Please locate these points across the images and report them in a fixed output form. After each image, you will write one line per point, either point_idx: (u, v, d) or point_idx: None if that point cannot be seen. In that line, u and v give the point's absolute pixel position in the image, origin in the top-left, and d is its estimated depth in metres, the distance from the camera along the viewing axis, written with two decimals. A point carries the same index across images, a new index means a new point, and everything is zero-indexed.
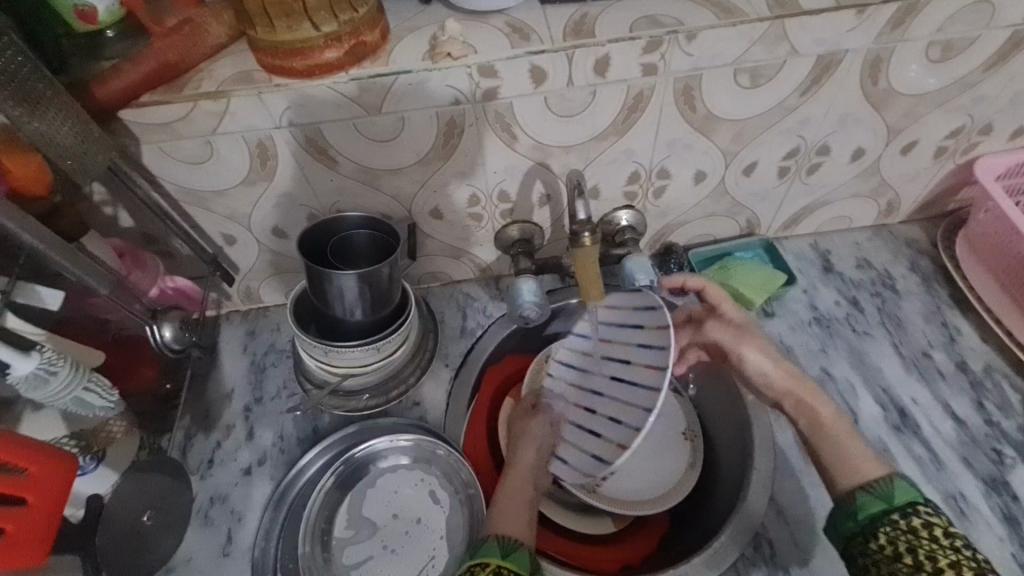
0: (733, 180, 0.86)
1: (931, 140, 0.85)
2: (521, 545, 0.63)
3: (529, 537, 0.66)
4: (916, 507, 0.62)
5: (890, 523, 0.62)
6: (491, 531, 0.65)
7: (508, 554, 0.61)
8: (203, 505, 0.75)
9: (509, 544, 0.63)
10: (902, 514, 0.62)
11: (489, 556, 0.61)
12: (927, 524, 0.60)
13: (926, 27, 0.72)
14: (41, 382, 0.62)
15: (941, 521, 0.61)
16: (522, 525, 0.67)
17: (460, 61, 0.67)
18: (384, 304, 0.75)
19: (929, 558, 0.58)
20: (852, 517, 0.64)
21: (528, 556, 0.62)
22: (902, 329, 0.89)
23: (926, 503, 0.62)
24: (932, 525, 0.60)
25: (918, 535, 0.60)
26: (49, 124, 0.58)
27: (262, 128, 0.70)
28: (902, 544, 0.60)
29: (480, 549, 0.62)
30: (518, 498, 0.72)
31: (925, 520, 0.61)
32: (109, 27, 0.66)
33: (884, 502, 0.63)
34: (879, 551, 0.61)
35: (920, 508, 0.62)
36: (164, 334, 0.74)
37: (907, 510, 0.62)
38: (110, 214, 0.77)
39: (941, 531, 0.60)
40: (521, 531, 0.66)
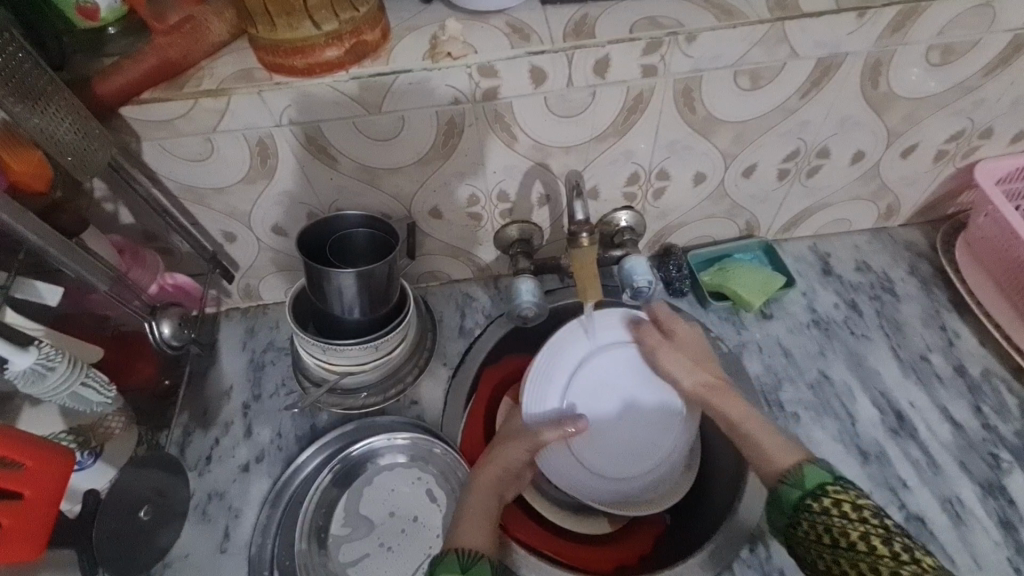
0: (733, 181, 0.86)
1: (931, 143, 0.85)
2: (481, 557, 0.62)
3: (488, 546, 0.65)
4: (827, 488, 0.62)
5: (807, 508, 0.61)
6: (452, 543, 0.64)
7: (466, 568, 0.61)
8: (200, 502, 0.76)
9: (469, 558, 0.62)
10: (815, 497, 0.61)
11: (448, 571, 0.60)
12: (837, 502, 0.60)
13: (927, 30, 0.72)
14: (39, 377, 0.61)
15: (850, 496, 0.61)
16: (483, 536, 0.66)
17: (460, 60, 0.67)
18: (383, 303, 0.75)
19: (842, 533, 0.58)
20: (776, 507, 0.64)
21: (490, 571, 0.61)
22: (900, 332, 0.89)
23: (836, 481, 0.62)
24: (841, 501, 0.60)
25: (831, 515, 0.60)
26: (51, 119, 0.58)
27: (262, 126, 0.70)
28: (818, 525, 0.60)
29: (441, 564, 0.61)
30: (491, 503, 0.70)
31: (836, 498, 0.60)
32: (110, 24, 0.66)
33: (799, 488, 0.63)
34: (801, 535, 0.61)
35: (831, 487, 0.61)
36: (163, 330, 0.75)
37: (819, 491, 0.62)
38: (111, 211, 0.77)
39: (850, 506, 0.60)
40: (480, 542, 0.65)
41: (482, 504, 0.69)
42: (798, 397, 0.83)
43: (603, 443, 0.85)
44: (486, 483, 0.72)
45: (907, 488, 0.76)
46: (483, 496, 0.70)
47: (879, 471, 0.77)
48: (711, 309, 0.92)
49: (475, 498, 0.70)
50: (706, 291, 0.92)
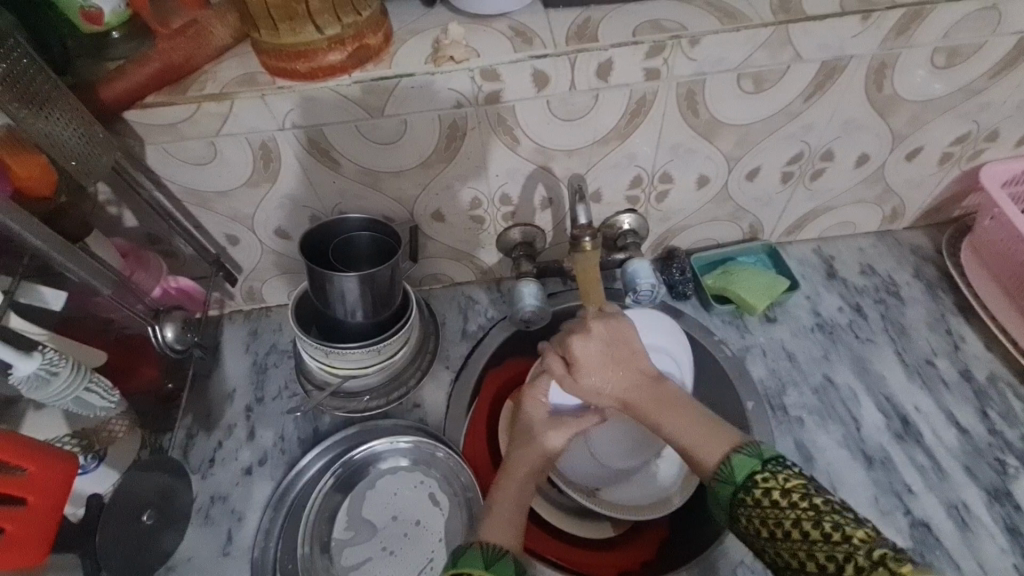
0: (736, 184, 0.86)
1: (937, 146, 0.85)
2: (505, 554, 0.60)
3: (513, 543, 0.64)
4: (756, 478, 0.59)
5: (740, 502, 0.59)
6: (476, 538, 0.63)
7: (491, 565, 0.59)
8: (204, 504, 0.76)
9: (493, 553, 0.60)
10: (745, 490, 0.59)
11: (471, 563, 0.59)
12: (767, 491, 0.57)
13: (931, 34, 0.71)
14: (43, 382, 0.62)
15: (779, 482, 0.58)
16: (505, 534, 0.64)
17: (462, 64, 0.67)
18: (385, 306, 0.75)
19: (776, 524, 0.55)
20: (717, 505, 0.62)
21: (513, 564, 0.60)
22: (905, 337, 0.89)
23: (764, 468, 0.59)
24: (771, 489, 0.57)
25: (763, 505, 0.57)
26: (55, 125, 0.58)
27: (264, 130, 0.70)
28: (754, 519, 0.57)
29: (462, 557, 0.59)
30: (519, 503, 0.69)
31: (764, 487, 0.58)
32: (114, 28, 0.66)
33: (731, 484, 0.60)
34: (744, 531, 0.58)
35: (760, 476, 0.59)
36: (166, 334, 0.74)
37: (749, 483, 0.59)
38: (115, 214, 0.78)
39: (780, 492, 0.57)
40: (504, 539, 0.64)
41: (506, 502, 0.68)
42: (801, 401, 0.83)
43: (609, 429, 0.91)
44: (508, 483, 0.71)
45: (912, 493, 0.76)
46: (506, 494, 0.70)
47: (885, 476, 0.77)
48: (715, 312, 0.91)
49: (501, 502, 0.69)
50: (710, 294, 0.91)
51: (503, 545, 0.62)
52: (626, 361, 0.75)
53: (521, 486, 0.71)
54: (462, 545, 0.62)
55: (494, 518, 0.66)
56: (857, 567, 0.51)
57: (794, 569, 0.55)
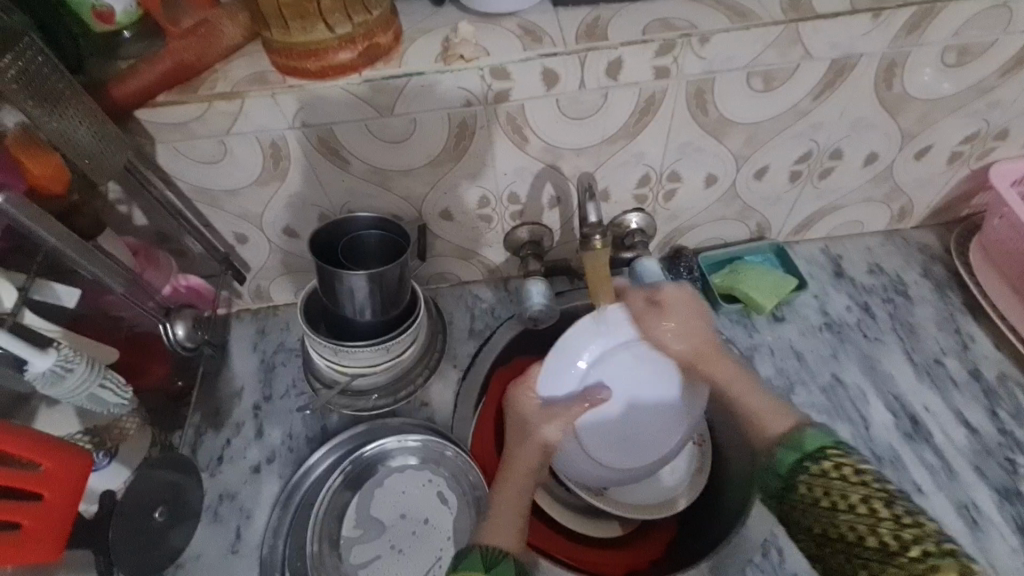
0: (745, 183, 0.86)
1: (946, 144, 0.85)
2: (505, 556, 0.61)
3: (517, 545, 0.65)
4: (828, 451, 0.59)
5: (805, 470, 0.59)
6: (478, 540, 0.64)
7: (491, 567, 0.59)
8: (213, 503, 0.76)
9: (494, 555, 0.61)
10: (813, 460, 0.59)
11: (472, 568, 0.59)
12: (837, 465, 0.57)
13: (942, 32, 0.71)
14: (57, 379, 0.62)
15: (851, 460, 0.57)
16: (509, 535, 0.65)
17: (472, 63, 0.67)
18: (394, 304, 0.76)
19: (841, 496, 0.56)
20: (771, 471, 0.62)
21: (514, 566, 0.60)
22: (914, 336, 0.88)
23: (838, 445, 0.59)
24: (842, 465, 0.57)
25: (830, 479, 0.57)
26: (69, 122, 0.58)
27: (274, 128, 0.70)
28: (817, 488, 0.57)
29: (463, 561, 0.60)
30: (520, 504, 0.71)
31: (835, 462, 0.58)
32: (125, 28, 0.68)
33: (797, 451, 0.60)
34: (799, 498, 0.58)
35: (831, 451, 0.59)
36: (178, 332, 0.75)
37: (818, 455, 0.59)
38: (125, 213, 0.78)
39: (852, 470, 0.56)
40: (508, 540, 0.65)
41: (507, 504, 0.70)
42: (810, 400, 0.83)
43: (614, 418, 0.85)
44: (510, 481, 0.73)
45: (922, 493, 0.75)
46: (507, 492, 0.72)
47: (894, 476, 0.77)
48: (723, 311, 0.91)
49: (502, 501, 0.71)
50: (718, 294, 0.91)
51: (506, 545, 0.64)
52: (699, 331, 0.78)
53: (522, 485, 0.73)
54: (465, 547, 0.63)
55: (496, 516, 0.68)
56: (925, 551, 0.51)
57: (845, 543, 0.55)
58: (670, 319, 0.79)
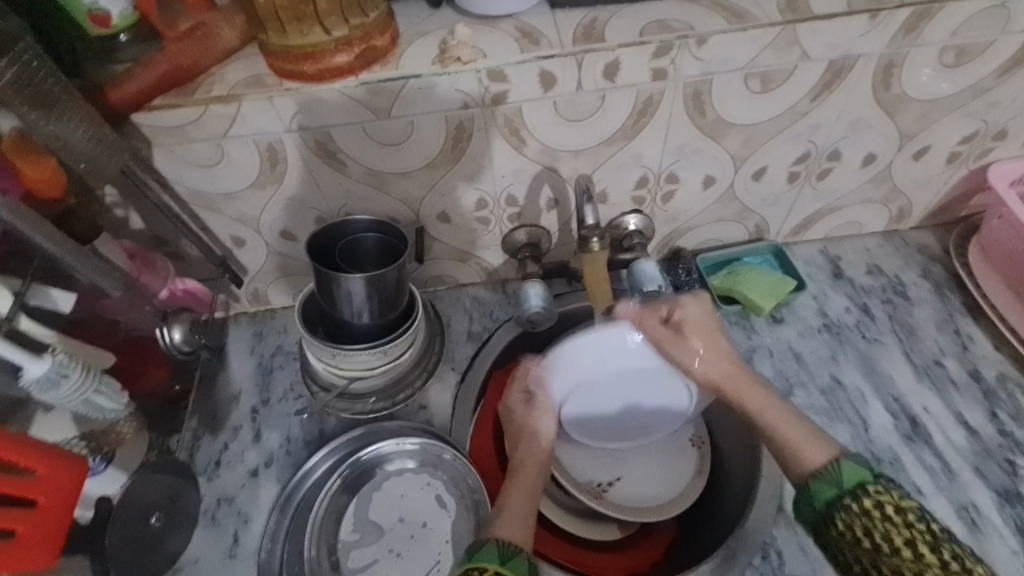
0: (743, 184, 0.85)
1: (944, 145, 0.85)
2: (520, 549, 0.62)
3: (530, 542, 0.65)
4: (867, 488, 0.59)
5: (844, 507, 0.60)
6: (492, 534, 0.64)
7: (506, 560, 0.60)
8: (210, 507, 0.76)
9: (509, 548, 0.61)
10: (853, 498, 0.59)
11: (486, 560, 0.60)
12: (879, 503, 0.58)
13: (939, 32, 0.71)
14: (53, 385, 0.62)
15: (893, 497, 0.58)
16: (522, 531, 0.66)
17: (469, 65, 0.67)
18: (392, 307, 0.75)
19: (885, 539, 0.56)
20: (808, 502, 0.63)
21: (527, 561, 0.61)
22: (913, 337, 0.88)
23: (877, 480, 0.59)
24: (883, 503, 0.57)
25: (871, 518, 0.58)
26: (65, 127, 0.58)
27: (270, 131, 0.70)
28: (857, 529, 0.58)
29: (477, 553, 0.61)
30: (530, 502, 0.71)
31: (876, 499, 0.58)
32: (123, 31, 0.67)
33: (836, 487, 0.61)
34: (840, 536, 0.59)
35: (871, 487, 0.59)
36: (174, 336, 0.75)
37: (857, 492, 0.59)
38: (122, 217, 0.77)
39: (893, 508, 0.57)
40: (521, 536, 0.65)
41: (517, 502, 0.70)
42: (809, 402, 0.83)
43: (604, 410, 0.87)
44: (519, 489, 0.72)
45: (923, 495, 0.75)
46: (518, 499, 0.71)
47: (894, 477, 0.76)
48: (721, 313, 0.91)
49: (513, 501, 0.70)
50: (716, 295, 0.91)
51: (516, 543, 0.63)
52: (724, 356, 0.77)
53: (532, 484, 0.73)
54: (479, 540, 0.64)
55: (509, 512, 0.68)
56: None
57: None
58: (694, 339, 0.78)
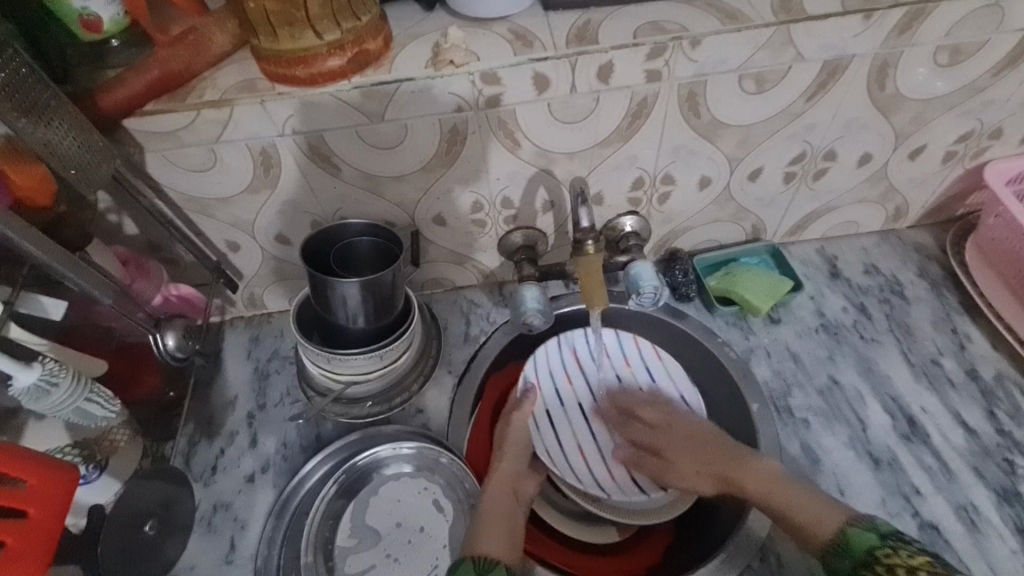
0: (739, 185, 0.85)
1: (940, 144, 0.84)
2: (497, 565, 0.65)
3: (510, 549, 0.69)
4: (877, 553, 0.61)
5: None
6: (469, 549, 0.68)
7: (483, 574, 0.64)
8: (206, 513, 0.76)
9: (484, 564, 0.65)
10: (867, 566, 0.61)
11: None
12: (890, 567, 0.60)
13: (934, 31, 0.71)
14: (42, 394, 0.62)
15: (902, 557, 0.59)
16: (503, 538, 0.69)
17: (462, 68, 0.67)
18: (387, 311, 0.75)
19: None
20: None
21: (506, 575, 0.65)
22: (911, 336, 0.88)
23: (884, 544, 0.61)
24: (894, 565, 0.59)
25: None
26: (56, 134, 0.58)
27: (264, 136, 0.70)
28: None
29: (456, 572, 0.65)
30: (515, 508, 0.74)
31: (888, 564, 0.60)
32: (114, 36, 0.67)
33: (849, 557, 0.63)
34: None
35: (881, 552, 0.61)
36: (168, 342, 0.74)
37: (869, 559, 0.61)
38: (115, 222, 0.77)
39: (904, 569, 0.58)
40: (502, 545, 0.69)
41: (500, 507, 0.73)
42: (806, 403, 0.83)
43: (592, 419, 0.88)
44: (502, 477, 0.77)
45: (921, 495, 0.75)
46: (500, 488, 0.75)
47: (892, 478, 0.76)
48: (718, 313, 0.91)
49: (495, 504, 0.73)
50: (713, 296, 0.91)
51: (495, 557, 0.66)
52: (710, 458, 0.78)
53: (512, 493, 0.76)
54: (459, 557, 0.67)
55: (488, 518, 0.71)
56: None
57: None
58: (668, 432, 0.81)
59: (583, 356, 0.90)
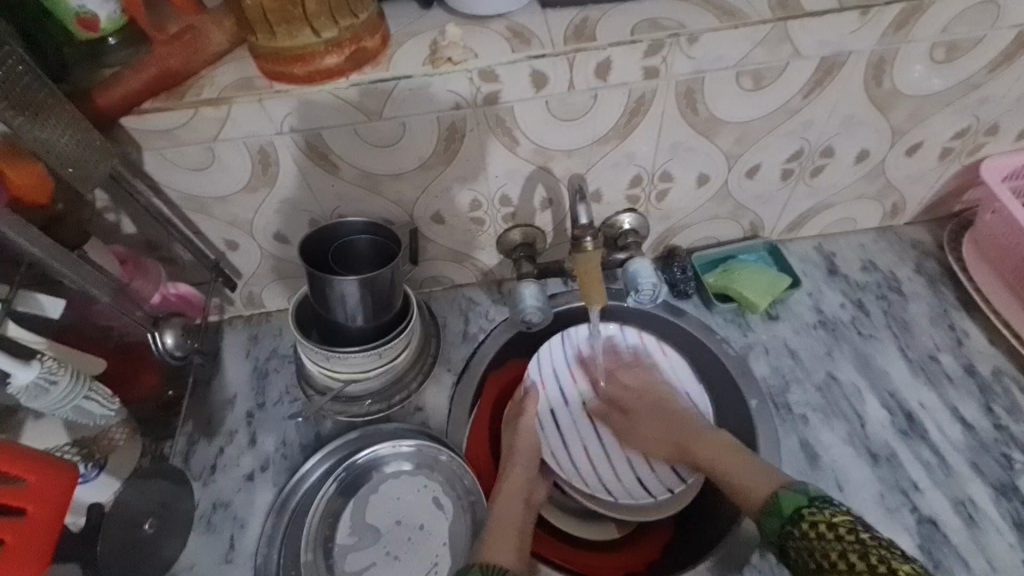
0: (737, 182, 0.85)
1: (937, 140, 0.85)
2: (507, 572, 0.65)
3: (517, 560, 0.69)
4: (802, 511, 0.63)
5: (789, 536, 0.63)
6: (481, 556, 0.68)
7: None
8: (206, 512, 0.75)
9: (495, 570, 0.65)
10: (793, 523, 0.63)
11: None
12: (812, 523, 0.61)
13: (931, 27, 0.71)
14: (42, 391, 0.62)
15: (825, 515, 0.61)
16: (511, 549, 0.69)
17: (460, 65, 0.67)
18: (385, 309, 0.75)
19: (823, 555, 0.59)
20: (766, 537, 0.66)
21: None
22: (909, 332, 0.88)
23: (811, 503, 0.63)
24: (816, 522, 0.61)
25: (810, 538, 0.61)
26: (53, 131, 0.58)
27: (261, 134, 0.70)
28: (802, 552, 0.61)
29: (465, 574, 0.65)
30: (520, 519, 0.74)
31: (811, 520, 0.62)
32: (110, 35, 0.66)
33: (778, 516, 0.65)
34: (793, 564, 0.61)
35: (806, 510, 0.63)
36: (166, 341, 0.74)
37: (796, 517, 0.63)
38: (113, 221, 0.77)
39: (825, 524, 0.60)
40: (509, 555, 0.68)
41: (508, 518, 0.73)
42: (805, 399, 0.83)
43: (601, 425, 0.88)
44: (512, 485, 0.77)
45: (919, 490, 0.75)
46: (509, 499, 0.75)
47: (890, 473, 0.77)
48: (716, 311, 0.91)
49: (501, 517, 0.73)
50: (711, 293, 0.91)
51: (503, 565, 0.67)
52: (669, 429, 0.84)
53: (519, 501, 0.76)
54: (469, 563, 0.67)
55: (498, 532, 0.71)
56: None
57: None
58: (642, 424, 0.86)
59: (586, 352, 0.91)
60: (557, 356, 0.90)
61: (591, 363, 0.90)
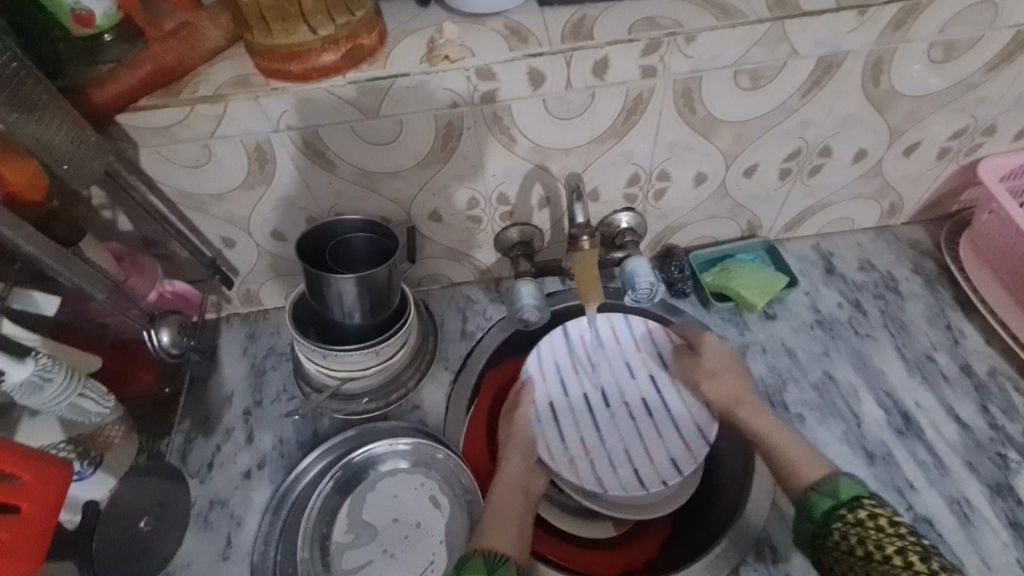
0: (735, 181, 0.85)
1: (935, 140, 0.85)
2: (507, 559, 0.66)
3: (516, 550, 0.69)
4: (863, 500, 0.66)
5: (840, 517, 0.65)
6: (477, 545, 0.68)
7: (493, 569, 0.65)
8: (203, 509, 0.75)
9: (495, 559, 0.66)
10: (849, 508, 0.65)
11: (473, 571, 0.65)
12: (873, 514, 0.64)
13: (927, 27, 0.71)
14: (36, 389, 0.62)
15: (886, 511, 0.64)
16: (510, 538, 0.69)
17: (457, 63, 0.67)
18: (383, 307, 0.75)
19: (877, 546, 0.61)
20: (806, 516, 0.68)
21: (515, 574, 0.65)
22: (905, 331, 0.88)
23: (872, 495, 0.66)
24: (878, 515, 0.64)
25: (865, 526, 0.63)
26: (46, 129, 0.58)
27: (258, 131, 0.70)
28: (851, 536, 0.63)
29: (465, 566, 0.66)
30: (520, 510, 0.74)
31: (869, 511, 0.64)
32: (105, 32, 0.65)
33: (832, 498, 0.67)
34: (834, 544, 0.64)
35: (866, 501, 0.66)
36: (162, 338, 0.74)
37: (854, 503, 0.66)
38: (109, 218, 0.77)
39: (886, 520, 0.63)
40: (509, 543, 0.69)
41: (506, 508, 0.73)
42: (801, 398, 0.83)
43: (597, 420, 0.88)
44: (510, 478, 0.77)
45: (914, 489, 0.75)
46: (508, 490, 0.76)
47: (886, 472, 0.77)
48: (714, 310, 0.91)
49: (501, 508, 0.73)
50: (709, 291, 0.91)
51: (505, 553, 0.67)
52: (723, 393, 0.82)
53: (517, 490, 0.76)
54: (466, 553, 0.68)
55: (494, 522, 0.71)
56: None
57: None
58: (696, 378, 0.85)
59: (590, 344, 0.90)
60: (558, 347, 0.90)
61: (592, 353, 0.91)
